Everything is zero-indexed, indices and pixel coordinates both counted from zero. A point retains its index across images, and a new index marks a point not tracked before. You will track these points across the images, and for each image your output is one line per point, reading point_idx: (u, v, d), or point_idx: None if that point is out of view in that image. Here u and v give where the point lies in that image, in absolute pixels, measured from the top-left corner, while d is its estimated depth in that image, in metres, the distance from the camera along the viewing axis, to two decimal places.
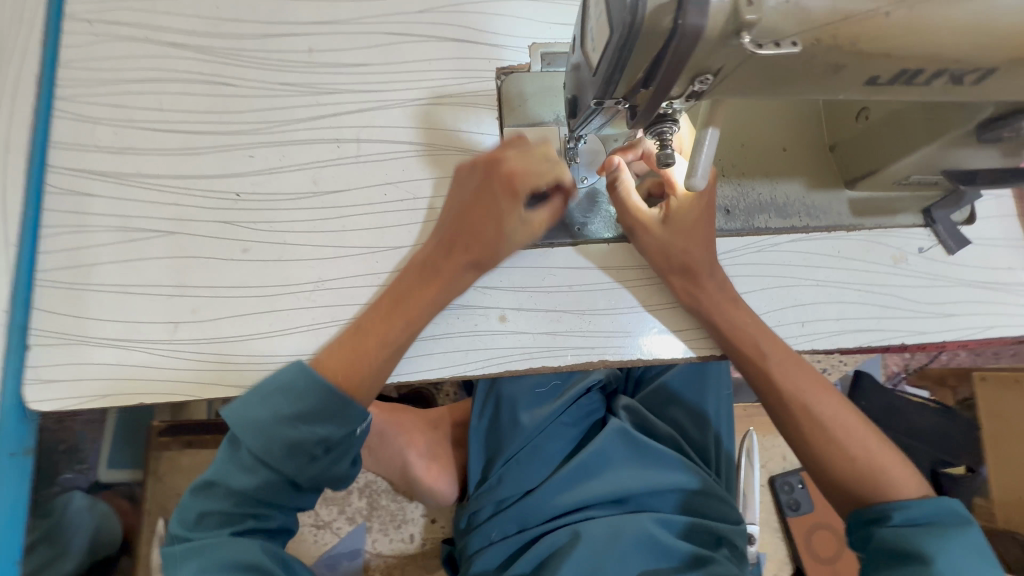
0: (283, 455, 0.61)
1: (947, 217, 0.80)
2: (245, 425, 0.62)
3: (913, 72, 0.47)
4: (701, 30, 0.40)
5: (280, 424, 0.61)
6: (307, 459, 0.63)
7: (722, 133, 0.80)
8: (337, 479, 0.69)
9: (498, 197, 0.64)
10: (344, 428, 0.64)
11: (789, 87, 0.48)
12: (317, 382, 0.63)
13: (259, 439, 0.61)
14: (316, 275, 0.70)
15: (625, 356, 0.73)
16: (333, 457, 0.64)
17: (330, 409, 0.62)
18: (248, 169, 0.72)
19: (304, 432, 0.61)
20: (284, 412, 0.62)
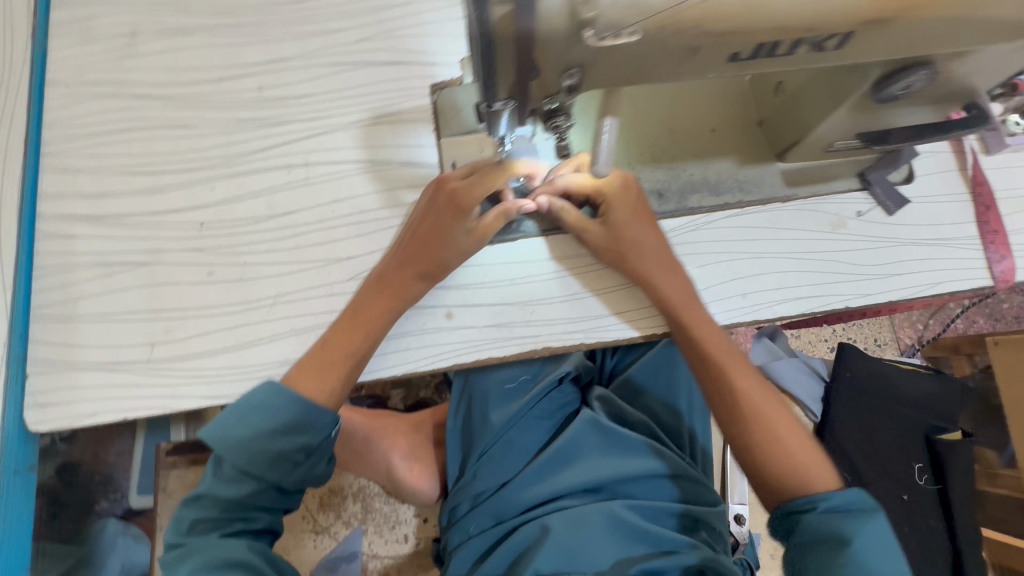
0: (267, 465, 0.68)
1: (883, 178, 0.81)
2: (227, 444, 0.68)
3: (772, 44, 0.50)
4: (547, 28, 0.45)
5: (260, 440, 0.68)
6: (290, 466, 0.69)
7: (652, 119, 0.83)
8: (323, 477, 0.76)
9: (444, 210, 0.71)
10: (320, 434, 0.70)
11: (656, 72, 0.52)
12: (288, 400, 0.68)
13: (240, 455, 0.68)
14: (276, 290, 0.77)
15: (570, 342, 0.77)
16: (314, 459, 0.71)
17: (304, 421, 0.69)
18: (210, 200, 0.79)
19: (285, 443, 0.68)
20: (261, 429, 0.68)
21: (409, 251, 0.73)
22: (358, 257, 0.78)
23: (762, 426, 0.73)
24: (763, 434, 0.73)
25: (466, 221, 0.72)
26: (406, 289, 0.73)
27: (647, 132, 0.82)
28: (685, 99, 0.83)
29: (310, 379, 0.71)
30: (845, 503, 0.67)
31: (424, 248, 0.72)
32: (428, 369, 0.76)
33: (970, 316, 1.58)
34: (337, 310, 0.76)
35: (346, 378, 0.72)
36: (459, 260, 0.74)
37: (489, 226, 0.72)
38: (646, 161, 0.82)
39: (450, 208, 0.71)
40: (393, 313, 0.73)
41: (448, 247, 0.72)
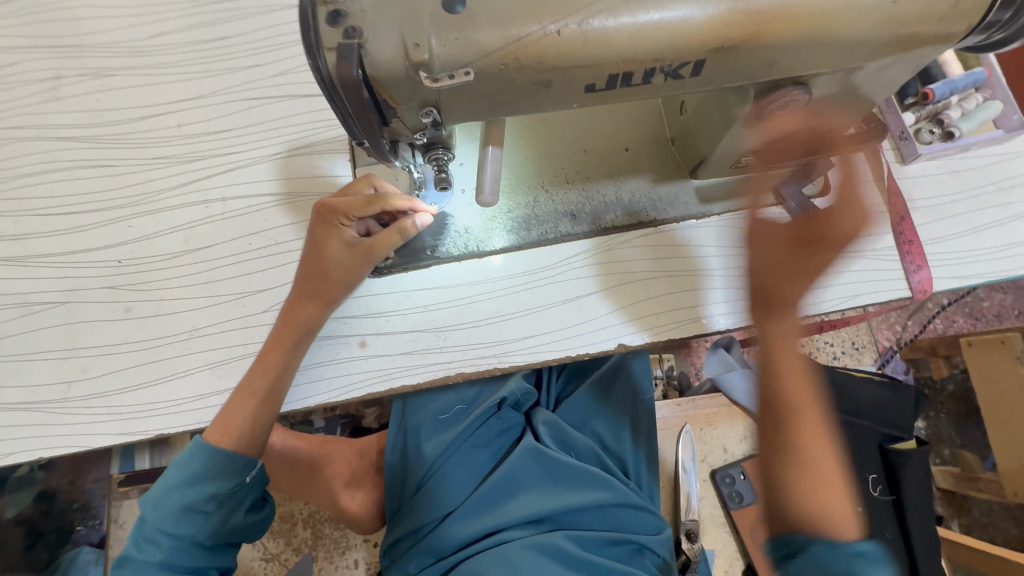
0: (177, 518, 0.66)
1: (797, 193, 0.80)
2: (145, 500, 0.67)
3: (624, 74, 0.51)
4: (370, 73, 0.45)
5: (170, 492, 0.66)
6: (201, 517, 0.67)
7: (566, 141, 0.83)
8: (247, 528, 0.73)
9: (319, 231, 0.70)
10: (232, 481, 0.68)
11: (513, 108, 0.53)
12: (197, 449, 0.68)
13: (155, 509, 0.66)
14: (191, 324, 0.78)
15: (483, 367, 0.77)
16: (227, 508, 0.68)
17: (213, 466, 0.67)
18: (128, 238, 0.81)
19: (193, 493, 0.66)
20: (173, 481, 0.67)
21: (298, 277, 0.73)
22: (273, 289, 0.79)
23: (814, 455, 0.61)
24: (817, 472, 0.61)
25: (345, 238, 0.69)
26: (296, 312, 0.72)
27: (560, 154, 0.82)
28: (598, 120, 0.83)
29: (220, 429, 0.69)
30: (854, 546, 0.62)
31: (310, 271, 0.72)
32: (342, 399, 0.76)
33: (948, 316, 1.50)
34: (251, 343, 0.77)
35: (257, 418, 0.70)
36: (349, 281, 0.72)
37: (375, 241, 0.69)
38: (559, 183, 0.81)
39: (324, 228, 0.70)
40: (291, 341, 0.72)
41: (329, 265, 0.71)
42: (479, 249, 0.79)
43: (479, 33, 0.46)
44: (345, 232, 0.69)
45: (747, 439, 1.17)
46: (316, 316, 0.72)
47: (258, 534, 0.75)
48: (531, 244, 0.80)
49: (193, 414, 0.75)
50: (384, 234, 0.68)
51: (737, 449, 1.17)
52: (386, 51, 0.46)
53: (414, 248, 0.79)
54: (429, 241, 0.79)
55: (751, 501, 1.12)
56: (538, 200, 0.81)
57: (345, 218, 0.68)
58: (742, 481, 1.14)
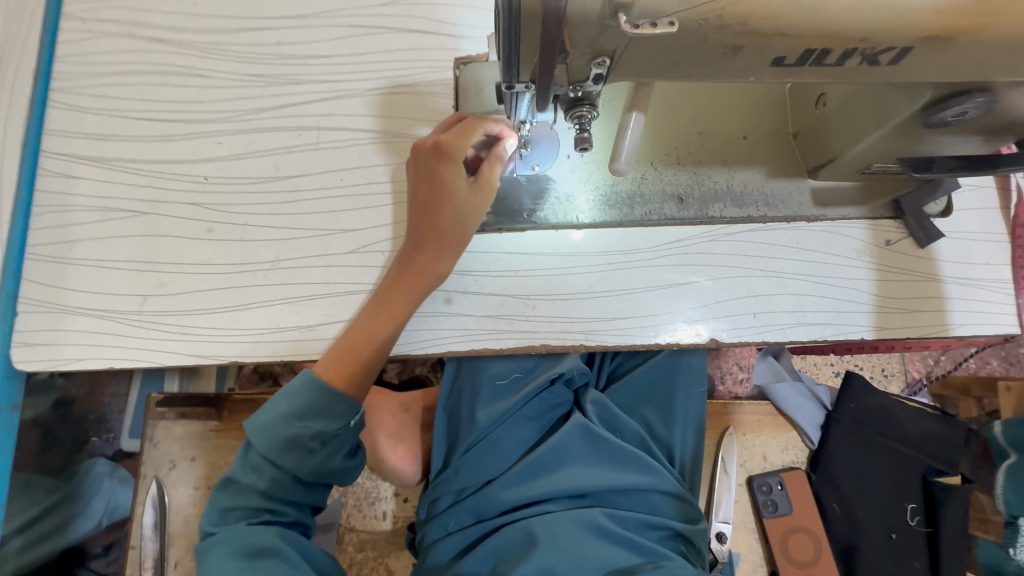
0: (281, 451, 0.66)
1: (918, 207, 0.75)
2: (253, 427, 0.67)
3: (822, 52, 0.47)
4: (562, 9, 0.42)
5: (278, 425, 0.66)
6: (304, 453, 0.66)
7: (682, 118, 0.78)
8: (342, 473, 0.72)
9: (444, 169, 0.67)
10: (336, 423, 0.67)
11: (686, 71, 0.50)
12: (309, 383, 0.66)
13: (263, 439, 0.66)
14: (274, 255, 0.75)
15: (568, 342, 0.74)
16: (329, 449, 0.67)
17: (321, 406, 0.66)
18: (216, 155, 0.77)
19: (299, 429, 0.65)
20: (282, 413, 0.66)
21: (416, 219, 0.70)
22: (361, 230, 0.76)
23: None
24: None
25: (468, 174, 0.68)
26: (427, 263, 0.70)
27: (674, 131, 0.78)
28: (720, 101, 0.78)
29: (334, 369, 0.68)
30: None
31: (436, 215, 0.69)
32: (419, 353, 0.74)
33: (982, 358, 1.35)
34: (335, 283, 0.75)
35: (371, 364, 0.69)
36: (469, 219, 0.70)
37: (489, 175, 0.70)
38: (669, 162, 0.77)
39: (449, 165, 0.67)
40: (416, 291, 0.70)
41: (458, 206, 0.68)
42: (577, 219, 0.76)
43: None
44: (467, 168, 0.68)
45: (788, 450, 1.16)
46: (444, 266, 0.71)
47: (350, 478, 0.75)
48: (632, 222, 0.77)
49: (268, 346, 0.73)
50: (488, 166, 0.70)
51: (777, 459, 1.15)
52: None
53: (511, 208, 0.76)
54: (528, 205, 0.76)
55: (785, 512, 1.11)
56: (646, 177, 0.77)
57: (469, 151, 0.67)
58: (778, 491, 1.13)
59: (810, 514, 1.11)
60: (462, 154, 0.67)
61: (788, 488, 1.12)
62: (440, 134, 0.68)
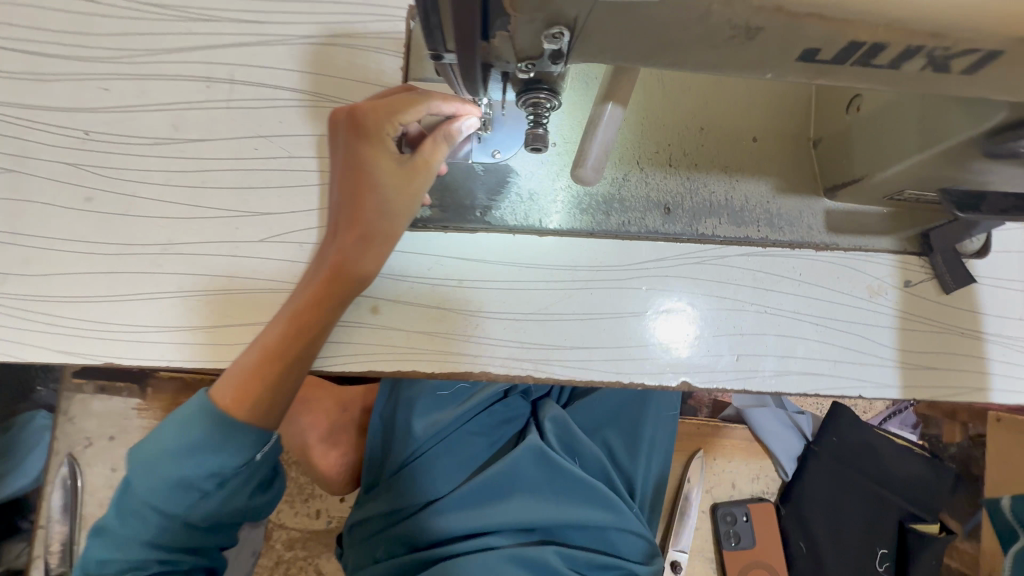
0: (166, 494, 0.52)
1: (949, 244, 0.63)
2: (134, 460, 0.54)
3: (872, 46, 0.33)
4: None
5: (162, 461, 0.53)
6: (197, 496, 0.53)
7: (682, 110, 0.64)
8: (252, 511, 0.59)
9: (361, 148, 0.54)
10: (238, 458, 0.54)
11: (679, 51, 0.36)
12: (201, 410, 0.54)
13: (144, 476, 0.53)
14: (167, 236, 0.61)
15: (513, 371, 0.62)
16: (229, 490, 0.55)
17: (216, 439, 0.53)
18: (100, 104, 0.62)
19: (189, 467, 0.52)
20: (168, 446, 0.53)
21: (337, 208, 0.58)
22: (275, 215, 0.62)
23: None
24: None
25: (392, 153, 0.54)
26: (343, 264, 0.57)
27: (671, 124, 0.64)
28: (731, 94, 0.65)
29: (233, 393, 0.55)
30: None
31: (356, 203, 0.56)
32: (336, 370, 0.62)
33: None
34: (239, 278, 0.61)
35: (285, 385, 0.56)
36: (400, 209, 0.56)
37: (428, 155, 0.54)
38: (659, 161, 0.63)
39: (367, 144, 0.54)
40: (336, 297, 0.57)
41: (380, 194, 0.55)
42: (539, 224, 0.63)
43: None
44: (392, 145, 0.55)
45: (759, 480, 1.07)
46: (367, 267, 0.58)
47: (265, 513, 0.62)
48: (605, 233, 0.63)
49: (153, 347, 0.60)
50: (429, 144, 0.54)
51: (746, 488, 1.07)
52: None
53: (461, 203, 0.63)
54: (483, 200, 0.63)
55: (747, 545, 1.03)
56: (628, 178, 0.63)
57: (389, 125, 0.53)
58: (743, 522, 1.04)
59: (772, 548, 1.04)
60: (380, 129, 0.53)
61: (753, 519, 1.05)
62: (360, 102, 0.55)
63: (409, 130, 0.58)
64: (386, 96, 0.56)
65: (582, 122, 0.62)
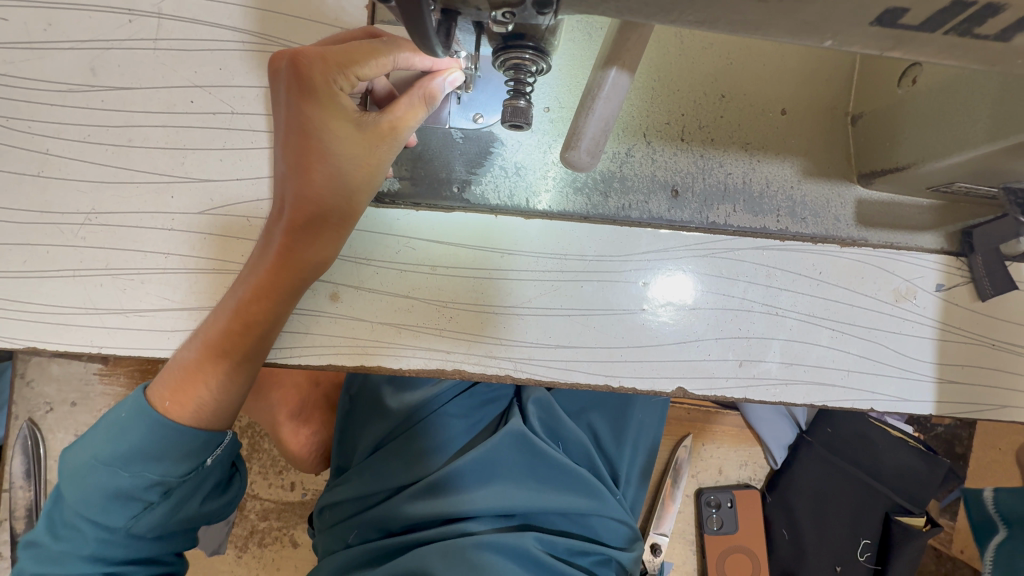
0: (102, 507, 0.47)
1: (993, 245, 0.55)
2: (64, 469, 0.48)
3: (981, 8, 0.26)
4: None
5: (95, 473, 0.47)
6: (140, 507, 0.48)
7: (703, 72, 0.55)
8: (208, 516, 0.54)
9: (309, 107, 0.44)
10: (185, 465, 0.49)
11: (718, 3, 0.27)
12: (135, 413, 0.48)
13: (76, 488, 0.47)
14: (90, 203, 0.53)
15: (489, 370, 0.55)
16: (178, 498, 0.49)
17: (154, 447, 0.48)
18: (1, 39, 0.52)
19: (126, 478, 0.47)
20: (95, 453, 0.47)
21: (281, 178, 0.48)
22: (215, 181, 0.53)
23: None
24: None
25: (348, 113, 0.45)
26: (292, 249, 0.49)
27: (687, 89, 0.55)
28: (760, 59, 0.56)
29: (172, 394, 0.49)
30: None
31: (302, 174, 0.46)
32: (291, 363, 0.55)
33: None
34: (176, 254, 0.53)
35: (229, 386, 0.50)
36: (355, 184, 0.47)
37: (396, 118, 0.46)
38: (670, 135, 0.55)
39: (314, 103, 0.44)
40: (287, 287, 0.50)
41: (332, 166, 0.46)
42: (526, 204, 0.55)
43: None
44: (347, 105, 0.45)
45: (747, 466, 1.04)
46: (321, 252, 0.50)
47: (223, 514, 0.57)
48: (601, 218, 0.55)
49: (78, 332, 0.53)
50: (402, 105, 0.46)
51: (733, 474, 1.04)
52: None
53: (435, 176, 0.54)
54: (461, 173, 0.54)
55: (729, 530, 1.02)
56: (632, 153, 0.55)
57: (343, 79, 0.44)
58: (727, 507, 1.03)
59: (755, 534, 1.03)
60: (332, 85, 0.43)
61: (737, 505, 1.03)
62: (306, 46, 0.44)
63: (373, 88, 0.50)
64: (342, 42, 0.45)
65: (584, 87, 0.54)
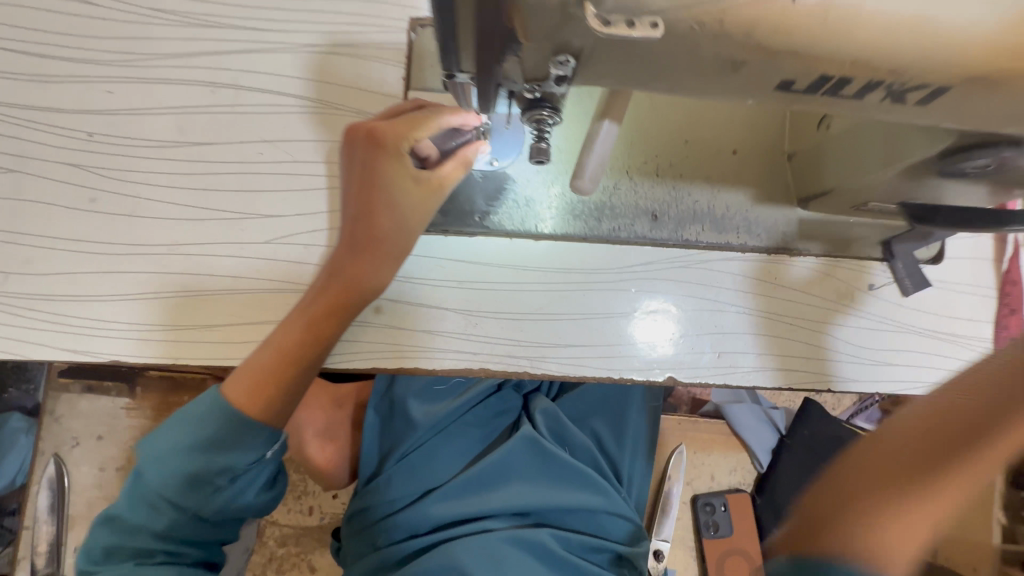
0: (179, 489, 0.54)
1: (909, 253, 0.69)
2: (145, 455, 0.55)
3: (842, 79, 0.39)
4: None
5: (176, 457, 0.54)
6: (208, 492, 0.55)
7: (671, 122, 0.70)
8: (257, 508, 0.61)
9: (380, 164, 0.56)
10: (250, 456, 0.56)
11: (674, 79, 0.41)
12: (216, 409, 0.56)
13: (156, 471, 0.54)
14: (173, 238, 0.63)
15: (510, 368, 0.65)
16: (240, 485, 0.57)
17: (228, 435, 0.56)
18: (106, 106, 0.64)
19: (202, 462, 0.54)
20: (179, 443, 0.55)
21: (351, 219, 0.60)
22: (281, 217, 0.64)
23: None
24: None
25: (408, 170, 0.57)
26: (357, 274, 0.60)
27: (659, 137, 0.70)
28: (715, 111, 0.71)
29: (249, 392, 0.57)
30: None
31: (370, 216, 0.58)
32: (343, 367, 0.64)
33: None
34: (245, 277, 0.63)
35: (296, 384, 0.59)
36: (410, 224, 0.60)
37: (444, 176, 0.59)
38: (649, 171, 0.69)
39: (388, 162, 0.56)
40: (350, 302, 0.60)
41: (396, 211, 0.58)
42: (535, 229, 0.67)
43: None
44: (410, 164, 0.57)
45: (736, 471, 1.13)
46: (379, 277, 0.61)
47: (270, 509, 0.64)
48: (597, 237, 0.68)
49: (158, 346, 0.61)
50: (450, 167, 0.59)
51: (724, 480, 1.13)
52: None
53: (461, 209, 0.66)
54: (482, 206, 0.67)
55: (726, 533, 1.09)
56: (619, 186, 0.68)
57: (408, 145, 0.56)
58: (722, 512, 1.10)
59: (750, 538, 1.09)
60: (400, 149, 0.56)
61: (732, 509, 1.10)
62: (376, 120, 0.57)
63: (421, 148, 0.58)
64: (402, 115, 0.58)
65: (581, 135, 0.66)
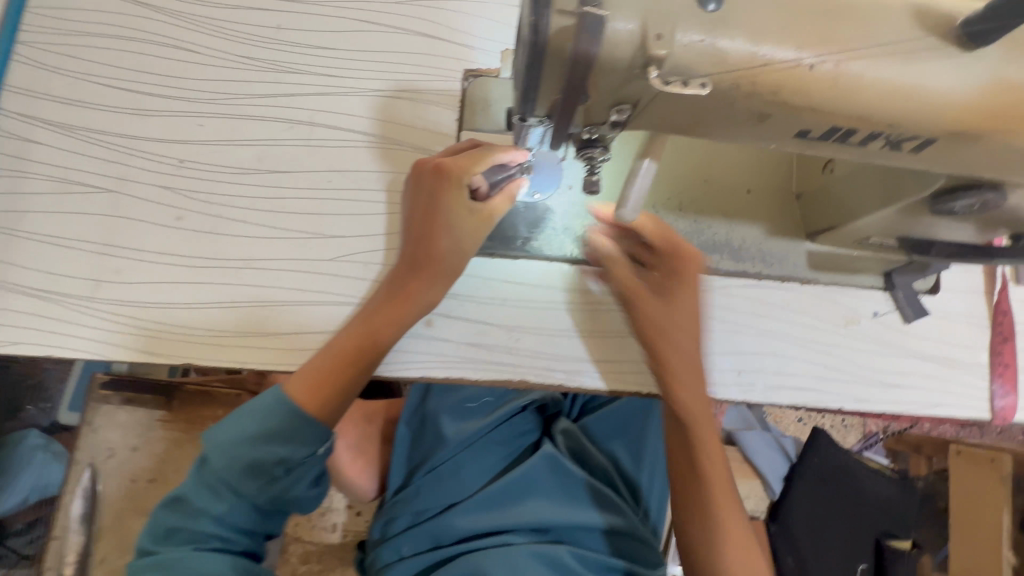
0: (242, 476, 0.59)
1: (908, 284, 0.76)
2: (212, 444, 0.60)
3: (847, 130, 0.47)
4: (593, 56, 0.41)
5: (239, 447, 0.59)
6: (266, 480, 0.60)
7: (693, 164, 0.78)
8: (303, 504, 0.64)
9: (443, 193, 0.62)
10: (303, 450, 0.60)
11: (708, 127, 0.49)
12: (279, 407, 0.60)
13: (222, 459, 0.59)
14: (248, 254, 0.70)
15: (547, 380, 0.71)
16: (293, 478, 0.61)
17: (287, 431, 0.59)
18: (195, 137, 0.72)
19: (263, 452, 0.59)
20: (243, 435, 0.60)
21: (411, 242, 0.66)
22: (344, 237, 0.72)
23: None
24: None
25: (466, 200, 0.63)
26: (414, 290, 0.66)
27: (682, 177, 0.78)
28: (731, 156, 0.79)
29: (311, 390, 0.62)
30: None
31: (428, 239, 0.65)
32: (395, 375, 0.70)
33: None
34: (309, 290, 0.70)
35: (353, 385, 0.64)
36: (462, 248, 0.66)
37: (494, 207, 0.65)
38: (673, 207, 0.77)
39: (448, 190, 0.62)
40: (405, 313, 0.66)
41: (451, 236, 0.65)
42: (568, 253, 0.73)
43: (727, 45, 0.42)
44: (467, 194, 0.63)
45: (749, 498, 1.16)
46: (432, 295, 0.67)
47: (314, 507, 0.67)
48: None
49: (228, 351, 0.67)
50: (499, 200, 0.66)
51: None
52: (608, 34, 0.41)
53: (505, 233, 0.73)
54: (523, 232, 0.73)
55: None
56: None
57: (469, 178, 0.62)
58: None
59: None
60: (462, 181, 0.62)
61: None
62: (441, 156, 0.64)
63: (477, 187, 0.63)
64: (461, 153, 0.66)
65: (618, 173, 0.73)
